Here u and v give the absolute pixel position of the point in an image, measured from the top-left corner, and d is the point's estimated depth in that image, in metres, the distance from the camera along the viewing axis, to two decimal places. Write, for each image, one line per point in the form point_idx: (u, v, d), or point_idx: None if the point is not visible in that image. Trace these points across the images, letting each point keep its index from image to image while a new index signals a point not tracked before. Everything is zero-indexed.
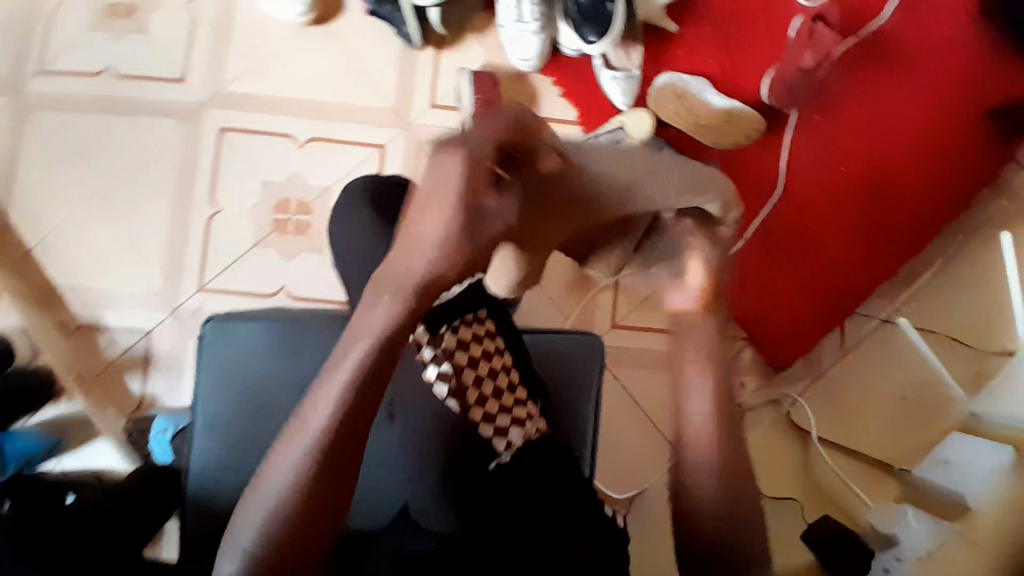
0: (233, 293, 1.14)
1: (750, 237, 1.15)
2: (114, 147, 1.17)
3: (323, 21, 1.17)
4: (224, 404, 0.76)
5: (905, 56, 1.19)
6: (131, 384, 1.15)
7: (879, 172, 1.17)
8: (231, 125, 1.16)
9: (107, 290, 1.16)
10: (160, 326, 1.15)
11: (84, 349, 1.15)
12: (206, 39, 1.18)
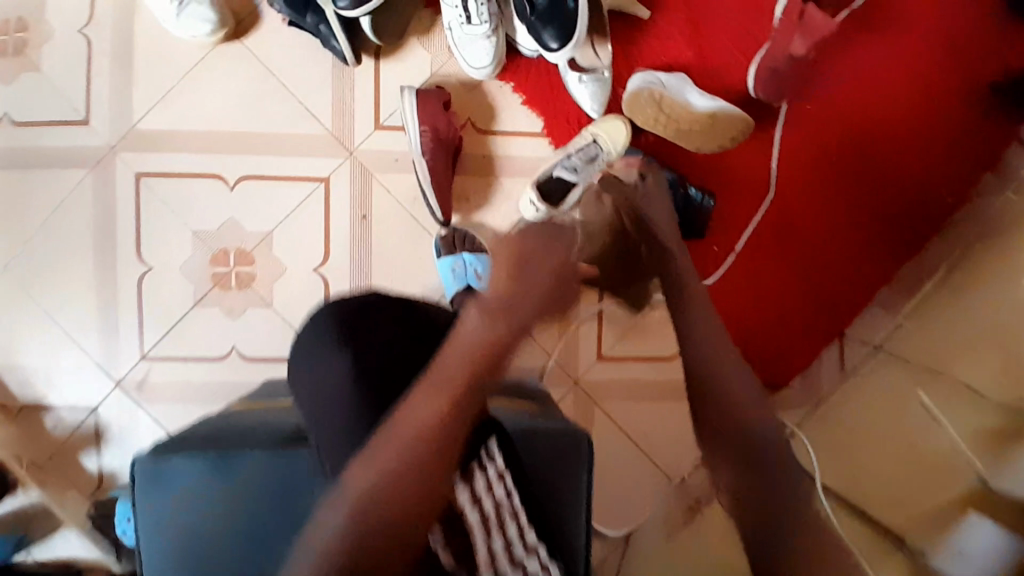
0: (179, 360, 1.03)
1: (742, 250, 1.03)
2: (22, 206, 1.03)
3: (240, 38, 1.00)
4: (166, 550, 0.68)
5: (909, 18, 1.01)
6: (83, 464, 1.06)
7: (882, 161, 1.02)
8: (150, 169, 1.01)
9: (43, 367, 1.05)
10: (105, 401, 1.05)
11: (28, 431, 1.06)
12: (106, 71, 1.01)
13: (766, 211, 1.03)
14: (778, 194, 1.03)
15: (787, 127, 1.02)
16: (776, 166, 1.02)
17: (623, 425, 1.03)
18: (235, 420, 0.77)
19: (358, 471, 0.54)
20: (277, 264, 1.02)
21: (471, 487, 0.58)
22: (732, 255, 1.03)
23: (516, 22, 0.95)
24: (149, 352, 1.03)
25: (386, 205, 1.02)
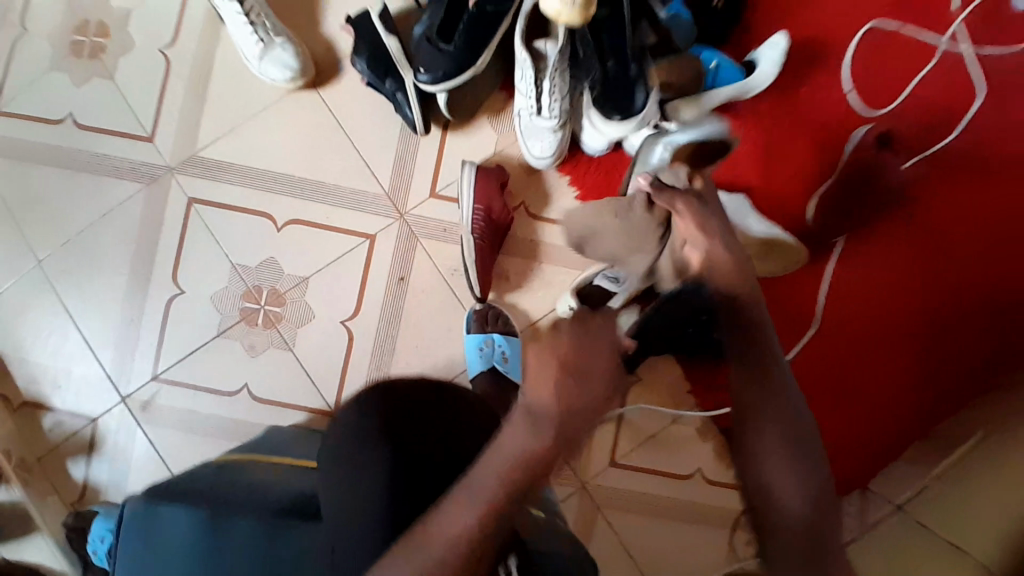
0: (189, 387, 1.02)
1: (800, 354, 1.01)
2: (67, 206, 1.04)
3: (315, 87, 1.04)
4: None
5: (995, 164, 1.01)
6: (70, 472, 1.02)
7: (950, 293, 1.01)
8: (202, 196, 1.03)
9: (51, 365, 1.03)
10: (107, 414, 1.03)
11: (20, 430, 1.03)
12: (179, 95, 1.05)
13: (828, 321, 1.02)
14: (821, 329, 1.02)
15: (839, 266, 1.02)
16: (845, 279, 1.02)
17: (622, 535, 1.04)
18: (236, 476, 0.74)
19: None
20: (307, 310, 1.02)
21: None
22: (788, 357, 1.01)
23: (593, 112, 0.94)
24: (161, 373, 1.02)
25: (425, 272, 1.02)
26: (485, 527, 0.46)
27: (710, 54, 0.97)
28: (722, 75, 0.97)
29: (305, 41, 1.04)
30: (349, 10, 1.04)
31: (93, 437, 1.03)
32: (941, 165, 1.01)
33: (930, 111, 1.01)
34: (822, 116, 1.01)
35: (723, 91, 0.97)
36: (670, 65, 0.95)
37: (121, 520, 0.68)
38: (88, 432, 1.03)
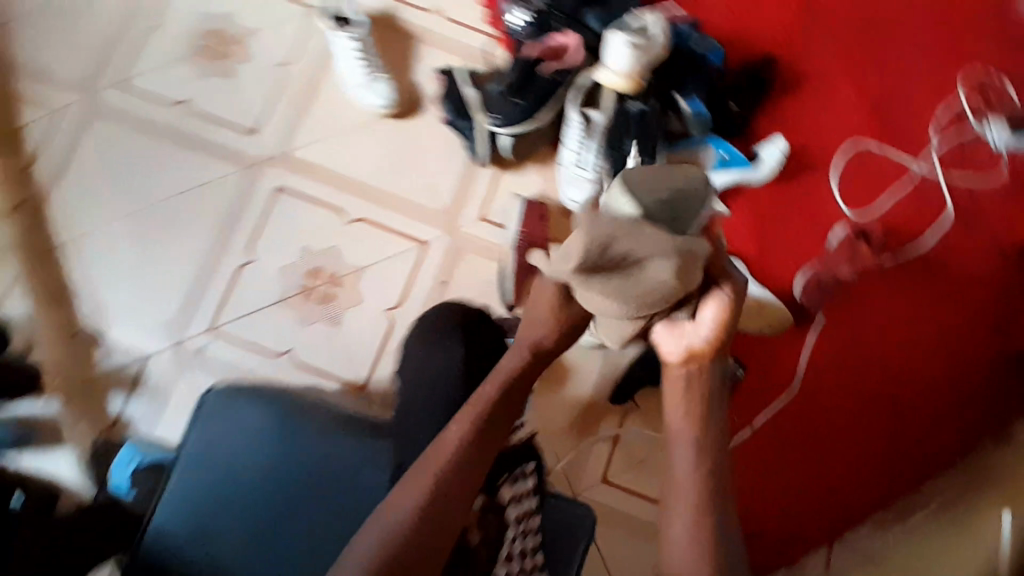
0: (239, 343, 1.14)
1: (759, 428, 1.16)
2: (167, 173, 1.21)
3: (401, 117, 1.23)
4: (201, 472, 0.78)
5: (938, 281, 1.21)
6: (110, 402, 1.12)
7: (893, 388, 1.17)
8: (288, 186, 1.21)
9: (120, 304, 1.16)
10: (157, 357, 1.14)
11: (74, 354, 1.13)
12: (285, 102, 1.23)
13: (789, 400, 1.17)
14: (799, 391, 1.17)
15: (819, 339, 1.18)
16: (805, 367, 1.17)
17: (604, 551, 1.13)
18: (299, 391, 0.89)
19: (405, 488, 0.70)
20: (357, 295, 1.17)
21: (509, 490, 0.77)
22: (747, 429, 1.15)
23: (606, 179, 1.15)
24: (218, 326, 1.15)
25: (464, 281, 1.19)
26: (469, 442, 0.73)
27: (721, 144, 1.18)
28: (730, 163, 1.17)
29: (398, 79, 1.24)
30: (437, 63, 1.25)
31: (140, 374, 1.13)
32: (893, 276, 1.21)
33: (899, 222, 1.23)
34: (812, 211, 1.23)
35: (732, 172, 1.17)
36: (683, 152, 1.18)
37: (200, 405, 0.80)
38: (136, 368, 1.13)
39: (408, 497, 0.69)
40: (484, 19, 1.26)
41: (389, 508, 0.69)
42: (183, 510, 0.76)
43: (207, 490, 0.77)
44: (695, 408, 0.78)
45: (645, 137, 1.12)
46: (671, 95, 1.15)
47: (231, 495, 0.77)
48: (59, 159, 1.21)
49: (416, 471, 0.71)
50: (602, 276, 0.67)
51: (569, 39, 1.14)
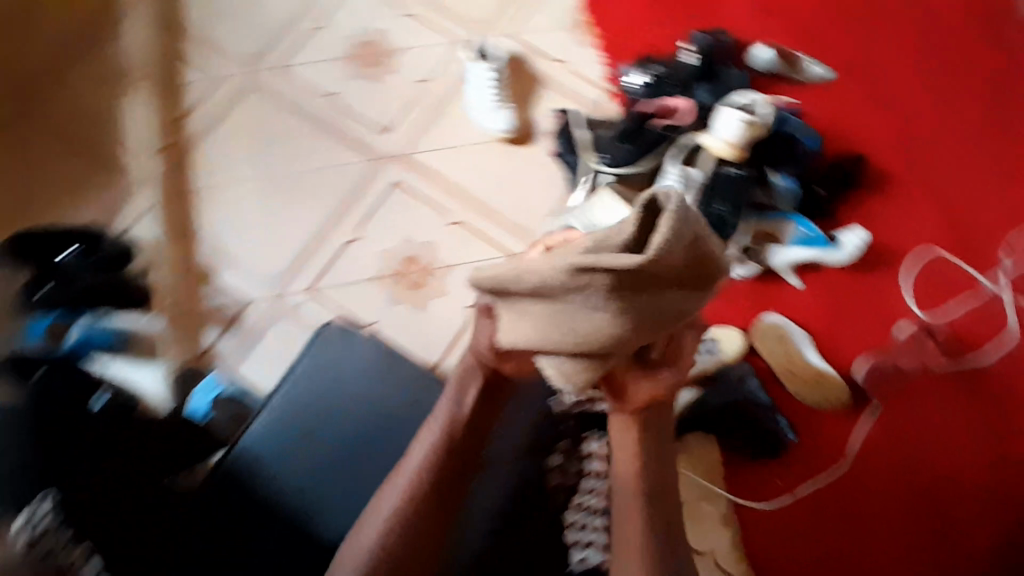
0: (332, 305, 1.27)
1: (800, 497, 1.17)
2: (302, 151, 1.35)
3: (515, 143, 1.35)
4: (291, 412, 0.95)
5: (998, 393, 1.23)
6: (204, 334, 1.24)
7: (940, 487, 1.17)
8: (403, 182, 1.33)
9: (235, 252, 1.29)
10: (255, 303, 1.27)
11: (182, 285, 1.26)
12: (417, 110, 1.37)
13: (834, 476, 1.18)
14: (847, 469, 1.18)
15: (872, 423, 1.21)
16: (855, 447, 1.19)
17: None
18: None
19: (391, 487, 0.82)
20: (443, 288, 1.26)
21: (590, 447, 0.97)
22: (788, 495, 1.17)
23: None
24: (317, 288, 1.28)
25: None
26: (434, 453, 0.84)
27: (803, 223, 1.24)
28: (811, 240, 1.24)
29: (520, 110, 1.36)
30: (553, 107, 1.36)
31: (237, 315, 1.26)
32: (953, 379, 1.24)
33: (963, 330, 1.27)
34: (880, 302, 1.29)
35: (812, 250, 1.24)
36: (767, 223, 1.25)
37: (305, 350, 1.00)
38: (235, 309, 1.26)
39: (386, 506, 0.80)
40: (602, 75, 1.38)
41: (370, 523, 0.80)
42: (280, 419, 0.95)
43: (295, 426, 0.94)
44: (641, 462, 0.87)
45: (739, 204, 1.19)
46: (762, 169, 1.24)
47: (312, 435, 0.94)
48: (210, 119, 1.36)
49: (388, 489, 0.82)
50: (541, 300, 0.72)
51: (684, 102, 1.24)
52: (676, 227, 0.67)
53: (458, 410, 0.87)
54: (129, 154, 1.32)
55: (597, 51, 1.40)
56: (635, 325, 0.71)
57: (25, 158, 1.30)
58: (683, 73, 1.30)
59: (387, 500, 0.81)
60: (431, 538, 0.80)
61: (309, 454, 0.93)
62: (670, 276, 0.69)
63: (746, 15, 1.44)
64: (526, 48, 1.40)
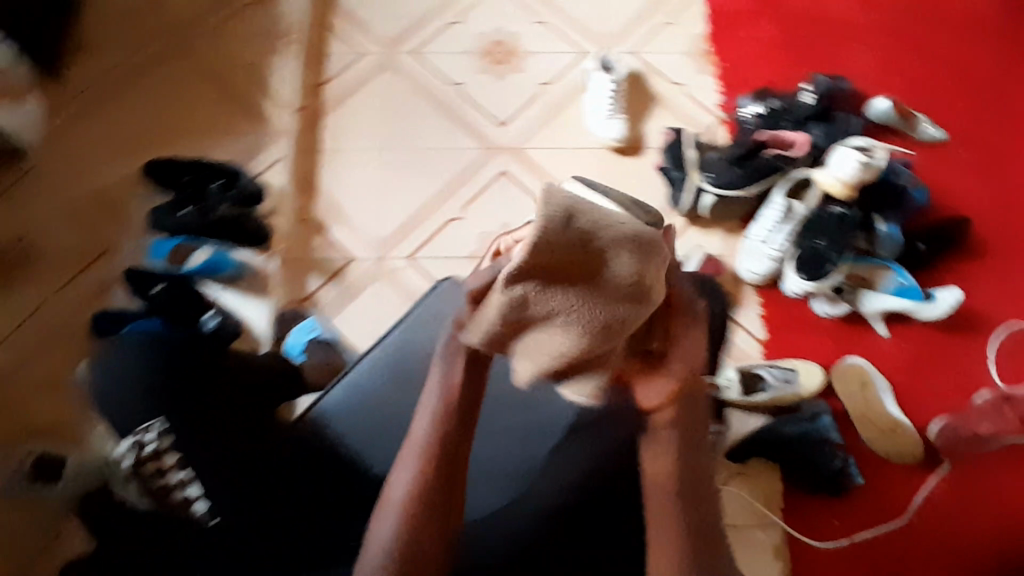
0: (427, 275, 1.37)
1: (853, 543, 1.15)
2: (422, 131, 1.45)
3: (623, 153, 1.40)
4: (386, 365, 0.95)
5: None
6: (309, 279, 1.35)
7: (1003, 564, 1.14)
8: (509, 172, 1.41)
9: (348, 213, 1.40)
10: (360, 261, 1.37)
11: (298, 234, 1.38)
12: (534, 110, 1.45)
13: (892, 530, 1.16)
14: (908, 524, 1.16)
15: (940, 483, 1.19)
16: (919, 506, 1.17)
17: None
18: None
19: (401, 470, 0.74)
20: None
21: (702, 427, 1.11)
22: (841, 539, 1.15)
23: (790, 263, 1.24)
24: (416, 257, 1.38)
25: None
26: (436, 436, 0.75)
27: (900, 273, 1.25)
28: (904, 291, 1.24)
29: (634, 123, 1.41)
30: (666, 125, 1.41)
31: (342, 270, 1.36)
32: None
33: None
34: (965, 367, 1.27)
35: (906, 301, 1.24)
36: (863, 267, 1.26)
37: (413, 309, 0.99)
38: (341, 264, 1.37)
39: (398, 488, 0.73)
40: (717, 103, 1.42)
41: (385, 509, 0.72)
42: (384, 364, 0.96)
43: (385, 381, 0.94)
44: (677, 462, 0.76)
45: (841, 242, 1.20)
46: (870, 214, 1.25)
47: (396, 395, 0.94)
48: (345, 89, 1.47)
49: (399, 467, 0.74)
50: (512, 334, 0.71)
51: (798, 136, 1.26)
52: (566, 219, 0.62)
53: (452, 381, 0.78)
54: (271, 107, 1.43)
55: (715, 80, 1.44)
56: (611, 322, 0.68)
57: (184, 98, 1.44)
58: (799, 111, 1.32)
59: (401, 480, 0.73)
60: (441, 529, 0.71)
61: (401, 403, 0.93)
62: (586, 265, 0.65)
63: (870, 64, 1.45)
64: (647, 66, 1.46)
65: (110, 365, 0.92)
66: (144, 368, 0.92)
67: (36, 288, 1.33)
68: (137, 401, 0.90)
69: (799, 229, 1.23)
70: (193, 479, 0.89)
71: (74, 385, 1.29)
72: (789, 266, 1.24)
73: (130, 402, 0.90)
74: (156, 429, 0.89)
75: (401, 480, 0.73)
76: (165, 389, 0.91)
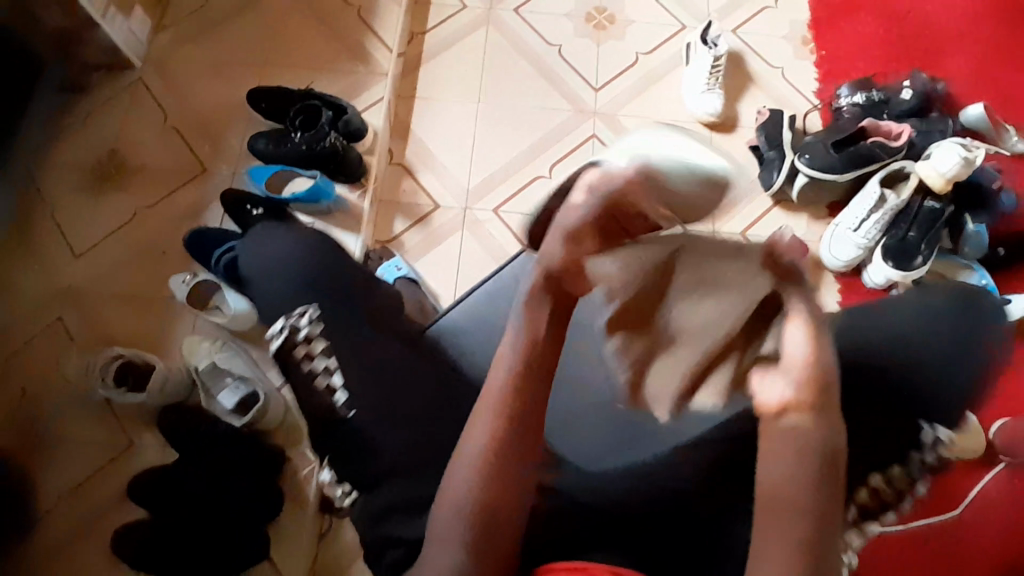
0: (508, 229, 1.37)
1: (907, 531, 1.15)
2: (516, 88, 1.47)
3: (713, 129, 1.43)
4: (495, 299, 0.95)
5: None
6: (395, 222, 1.38)
7: None
8: (598, 137, 1.43)
9: (437, 159, 1.42)
10: (445, 209, 1.39)
11: (391, 175, 1.42)
12: (630, 79, 1.47)
13: (944, 522, 1.16)
14: (962, 517, 1.16)
15: (995, 479, 1.18)
16: (970, 501, 1.17)
17: None
18: None
19: (475, 427, 0.66)
20: None
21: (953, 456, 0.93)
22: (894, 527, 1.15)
23: (878, 253, 1.26)
24: (499, 211, 1.39)
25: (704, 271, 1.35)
26: (515, 387, 0.67)
27: (983, 274, 1.26)
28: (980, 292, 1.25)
29: (728, 101, 1.45)
30: (762, 104, 1.44)
31: (427, 215, 1.38)
32: None
33: None
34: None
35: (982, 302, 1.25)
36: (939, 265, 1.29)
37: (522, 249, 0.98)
38: (428, 209, 1.39)
39: (476, 443, 0.65)
40: (813, 90, 1.45)
41: (461, 460, 0.65)
42: (492, 296, 0.95)
43: (495, 319, 0.93)
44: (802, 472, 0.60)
45: (932, 235, 1.24)
46: (960, 214, 1.28)
47: (503, 328, 0.93)
48: (446, 40, 1.50)
49: (479, 414, 0.66)
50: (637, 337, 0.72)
51: (901, 128, 1.28)
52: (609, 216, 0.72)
53: (535, 338, 0.69)
54: (374, 49, 1.46)
55: (814, 68, 1.47)
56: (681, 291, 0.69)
57: (288, 31, 1.47)
58: (897, 107, 1.34)
59: (475, 439, 0.65)
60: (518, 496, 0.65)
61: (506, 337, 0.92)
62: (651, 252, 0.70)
63: (972, 63, 1.43)
64: (746, 47, 1.49)
65: (284, 249, 0.91)
66: (322, 260, 0.90)
67: (129, 199, 1.35)
68: (303, 288, 0.87)
69: (890, 220, 1.25)
70: (335, 370, 0.83)
71: (153, 302, 1.29)
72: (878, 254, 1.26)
73: (299, 287, 0.88)
74: (311, 315, 0.85)
75: (479, 434, 0.65)
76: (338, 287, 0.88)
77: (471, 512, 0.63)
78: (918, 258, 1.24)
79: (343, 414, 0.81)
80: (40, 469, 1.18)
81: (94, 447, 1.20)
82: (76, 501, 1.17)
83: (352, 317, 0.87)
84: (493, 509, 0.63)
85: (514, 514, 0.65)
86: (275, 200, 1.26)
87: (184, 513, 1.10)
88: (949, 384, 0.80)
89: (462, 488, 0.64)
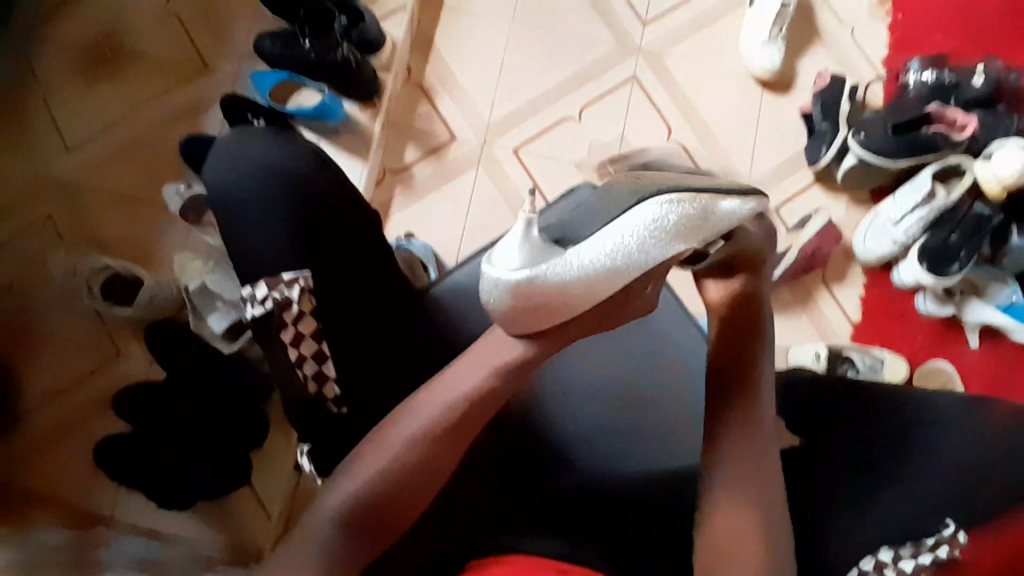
0: (526, 171, 1.28)
1: None
2: (557, 11, 1.32)
3: (765, 88, 1.31)
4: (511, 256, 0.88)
5: None
6: (406, 150, 1.28)
7: None
8: (639, 80, 1.30)
9: (458, 82, 1.30)
10: (463, 142, 1.28)
11: (406, 95, 1.29)
12: (683, 17, 1.32)
13: None
14: None
15: None
16: None
17: None
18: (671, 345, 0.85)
19: (393, 439, 0.63)
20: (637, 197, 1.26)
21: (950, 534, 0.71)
22: None
23: (914, 252, 1.18)
24: (520, 150, 1.28)
25: None
26: (441, 418, 0.63)
27: (1016, 289, 1.19)
28: (1007, 309, 1.18)
29: (788, 59, 1.31)
30: (823, 66, 1.31)
31: (442, 147, 1.28)
32: None
33: None
34: None
35: (1008, 318, 1.18)
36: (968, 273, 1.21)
37: None
38: (443, 140, 1.28)
39: (389, 453, 0.62)
40: (881, 59, 1.31)
41: (358, 465, 0.62)
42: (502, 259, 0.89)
43: None
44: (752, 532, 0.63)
45: (973, 243, 1.15)
46: (1009, 223, 1.16)
47: None
48: None
49: (399, 426, 0.64)
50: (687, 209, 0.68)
51: (967, 119, 1.18)
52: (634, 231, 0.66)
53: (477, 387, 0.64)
54: None
55: (888, 31, 1.32)
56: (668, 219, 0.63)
57: None
58: (965, 93, 1.21)
59: (382, 453, 0.62)
60: (409, 508, 0.62)
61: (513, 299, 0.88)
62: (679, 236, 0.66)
63: None
64: None
65: (258, 193, 0.74)
66: (311, 211, 0.75)
67: (124, 89, 1.24)
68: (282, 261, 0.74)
69: (933, 219, 1.17)
70: (328, 357, 0.74)
71: (146, 206, 1.21)
72: (914, 254, 1.18)
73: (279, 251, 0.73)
74: (303, 286, 0.73)
75: (390, 447, 0.63)
76: (326, 248, 0.75)
77: (354, 512, 0.60)
78: (954, 266, 1.15)
79: (331, 408, 0.74)
80: (25, 365, 1.16)
81: (80, 352, 1.17)
82: (57, 407, 1.15)
83: (334, 285, 0.75)
84: (376, 520, 0.61)
85: (404, 519, 0.62)
86: (272, 108, 1.14)
87: (164, 432, 1.09)
88: (904, 453, 0.78)
89: (347, 490, 0.61)
